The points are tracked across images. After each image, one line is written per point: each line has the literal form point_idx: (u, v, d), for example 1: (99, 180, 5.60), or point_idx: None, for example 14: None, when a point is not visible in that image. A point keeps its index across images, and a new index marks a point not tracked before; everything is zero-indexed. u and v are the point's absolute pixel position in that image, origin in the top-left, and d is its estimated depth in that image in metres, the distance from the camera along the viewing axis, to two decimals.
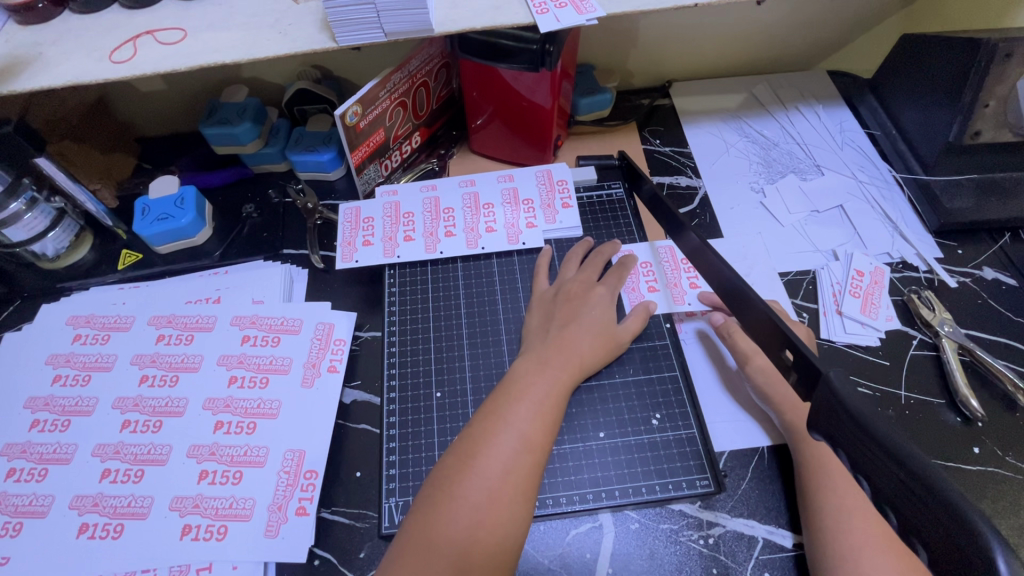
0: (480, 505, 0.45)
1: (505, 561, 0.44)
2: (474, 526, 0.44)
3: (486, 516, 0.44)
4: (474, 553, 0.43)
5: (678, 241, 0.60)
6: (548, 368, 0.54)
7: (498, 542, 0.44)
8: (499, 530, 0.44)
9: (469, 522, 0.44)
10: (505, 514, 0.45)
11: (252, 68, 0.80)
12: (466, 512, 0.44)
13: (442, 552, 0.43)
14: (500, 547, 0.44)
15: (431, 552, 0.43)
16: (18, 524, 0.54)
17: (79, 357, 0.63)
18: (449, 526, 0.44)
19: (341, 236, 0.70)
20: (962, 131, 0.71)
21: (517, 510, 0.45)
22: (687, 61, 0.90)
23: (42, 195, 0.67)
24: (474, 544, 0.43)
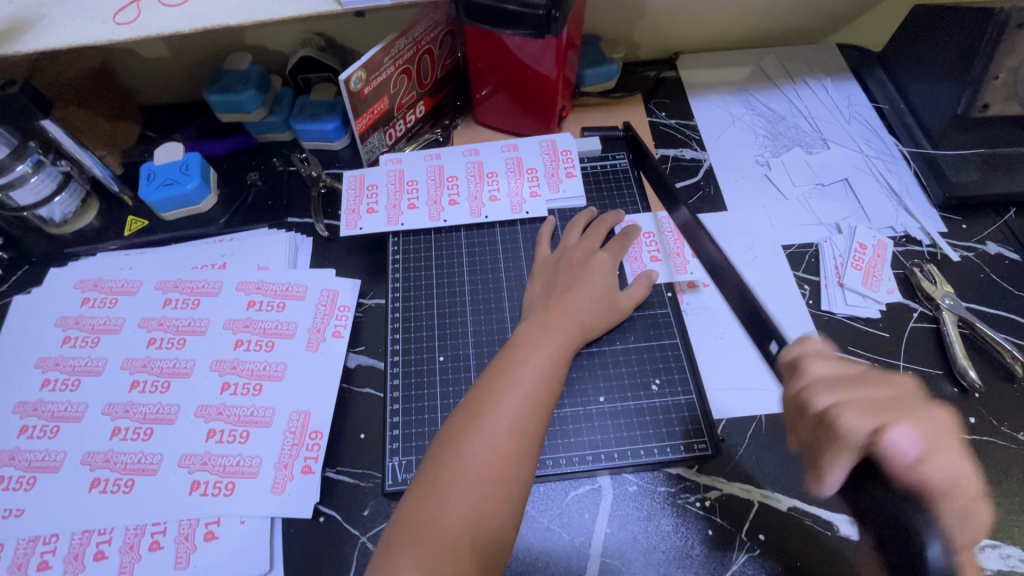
0: (488, 462, 0.46)
1: (510, 515, 0.45)
2: (481, 481, 0.45)
3: (493, 472, 0.45)
4: (481, 507, 0.44)
5: (676, 213, 0.62)
6: (551, 332, 0.55)
7: (504, 497, 0.45)
8: (505, 486, 0.45)
9: (478, 478, 0.45)
10: (512, 471, 0.46)
11: (255, 35, 0.79)
12: (474, 468, 0.45)
13: (451, 506, 0.44)
14: (506, 502, 0.45)
15: (441, 505, 0.44)
16: (32, 478, 0.55)
17: (88, 319, 0.64)
18: (458, 481, 0.45)
19: (346, 204, 0.70)
20: (971, 103, 0.70)
21: (523, 468, 0.46)
22: (694, 32, 0.89)
23: (48, 159, 0.68)
24: (482, 499, 0.44)
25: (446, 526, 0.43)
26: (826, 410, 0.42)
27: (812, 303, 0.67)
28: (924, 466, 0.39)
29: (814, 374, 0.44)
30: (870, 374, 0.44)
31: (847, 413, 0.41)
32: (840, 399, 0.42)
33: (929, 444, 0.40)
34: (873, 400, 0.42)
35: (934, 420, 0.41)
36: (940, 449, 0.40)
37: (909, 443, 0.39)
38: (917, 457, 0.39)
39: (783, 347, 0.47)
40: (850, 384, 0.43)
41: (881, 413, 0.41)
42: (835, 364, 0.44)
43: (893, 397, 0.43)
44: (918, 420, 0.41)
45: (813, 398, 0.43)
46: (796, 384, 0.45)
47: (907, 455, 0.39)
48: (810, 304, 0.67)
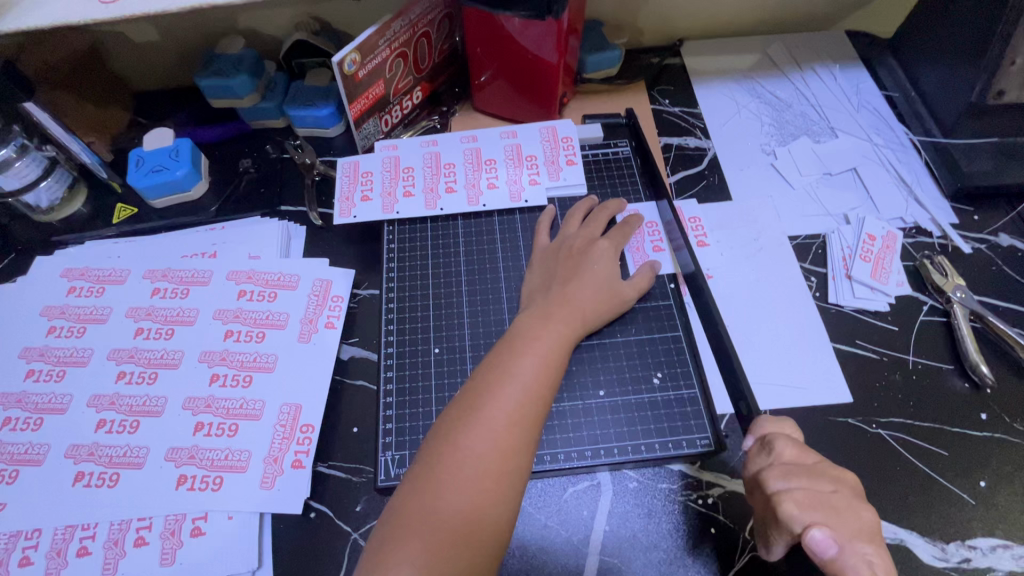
0: (486, 456, 0.44)
1: (509, 511, 0.44)
2: (478, 475, 0.43)
3: (490, 467, 0.44)
4: (478, 503, 0.43)
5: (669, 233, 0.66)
6: (551, 323, 0.53)
7: (502, 493, 0.43)
8: (504, 481, 0.44)
9: (475, 472, 0.43)
10: (511, 465, 0.44)
11: (248, 19, 0.77)
12: (471, 461, 0.44)
13: (447, 501, 0.42)
14: (505, 497, 0.44)
15: (437, 500, 0.42)
16: (15, 472, 0.53)
17: (73, 309, 0.63)
18: (455, 475, 0.43)
19: (340, 191, 0.68)
20: (984, 91, 0.68)
21: (521, 462, 0.45)
22: (699, 18, 0.86)
23: (33, 143, 0.66)
24: (479, 494, 0.43)
25: (442, 523, 0.42)
26: (774, 493, 0.45)
27: (819, 296, 0.65)
28: (840, 564, 0.41)
29: (779, 455, 0.47)
30: (822, 467, 0.46)
31: (788, 500, 0.44)
32: (790, 486, 0.45)
33: (849, 541, 0.42)
34: (815, 491, 0.45)
35: (864, 520, 0.44)
36: (861, 548, 0.42)
37: (830, 542, 0.41)
38: (835, 556, 0.42)
39: (757, 423, 0.51)
40: (805, 474, 0.45)
41: (822, 510, 0.43)
42: (798, 452, 0.47)
43: (837, 492, 0.45)
44: (847, 518, 0.43)
45: (767, 479, 0.46)
46: (759, 462, 0.48)
47: (826, 551, 0.42)
48: (817, 297, 0.65)
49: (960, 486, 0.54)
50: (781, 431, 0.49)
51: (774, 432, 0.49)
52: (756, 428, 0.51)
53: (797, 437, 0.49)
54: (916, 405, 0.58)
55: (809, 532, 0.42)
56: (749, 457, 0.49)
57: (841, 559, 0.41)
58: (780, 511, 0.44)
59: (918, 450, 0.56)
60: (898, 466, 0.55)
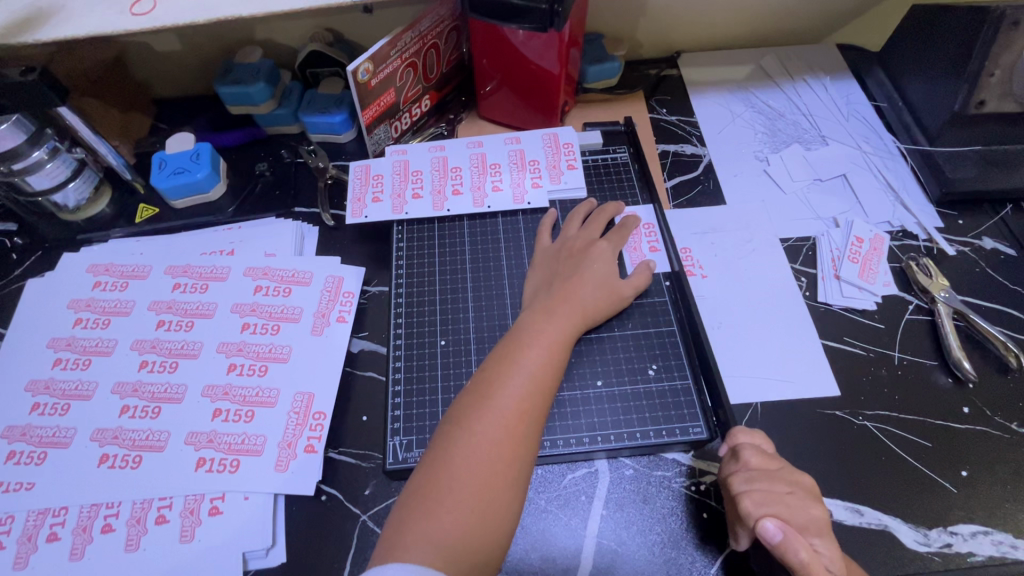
0: (497, 440, 0.47)
1: (520, 491, 0.47)
2: (491, 458, 0.46)
3: (502, 451, 0.47)
4: (491, 484, 0.45)
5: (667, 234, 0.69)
6: (554, 316, 0.56)
7: (514, 474, 0.46)
8: (515, 463, 0.47)
9: (487, 455, 0.46)
10: (520, 450, 0.47)
11: (266, 30, 0.81)
12: (484, 446, 0.46)
13: (463, 484, 0.45)
14: (516, 479, 0.46)
15: (452, 481, 0.45)
16: (43, 453, 0.56)
17: (99, 302, 0.66)
18: (469, 458, 0.46)
19: (351, 193, 0.72)
20: (967, 101, 0.71)
21: (530, 447, 0.48)
22: (696, 31, 0.90)
23: (63, 146, 0.69)
24: (492, 476, 0.46)
25: (458, 504, 0.44)
26: (735, 493, 0.48)
27: (809, 295, 0.68)
28: (786, 548, 0.44)
29: (746, 462, 0.50)
30: (781, 472, 0.50)
31: (746, 498, 0.47)
32: (751, 487, 0.48)
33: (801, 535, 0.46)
34: (774, 493, 0.48)
35: (814, 516, 0.47)
36: (808, 540, 0.46)
37: (778, 529, 0.45)
38: (782, 541, 0.44)
39: (732, 433, 0.53)
40: (768, 478, 0.48)
41: (773, 505, 0.47)
42: (763, 458, 0.50)
43: (793, 493, 0.48)
44: (798, 513, 0.47)
45: (732, 480, 0.49)
46: (728, 468, 0.51)
47: (774, 537, 0.45)
48: (807, 296, 0.68)
49: (942, 475, 0.56)
50: (752, 441, 0.52)
51: (748, 441, 0.52)
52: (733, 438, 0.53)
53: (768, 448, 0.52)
54: (900, 398, 0.61)
55: (760, 522, 0.46)
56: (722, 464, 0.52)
57: (789, 546, 0.44)
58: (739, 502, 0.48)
59: (901, 441, 0.58)
60: (882, 457, 0.57)
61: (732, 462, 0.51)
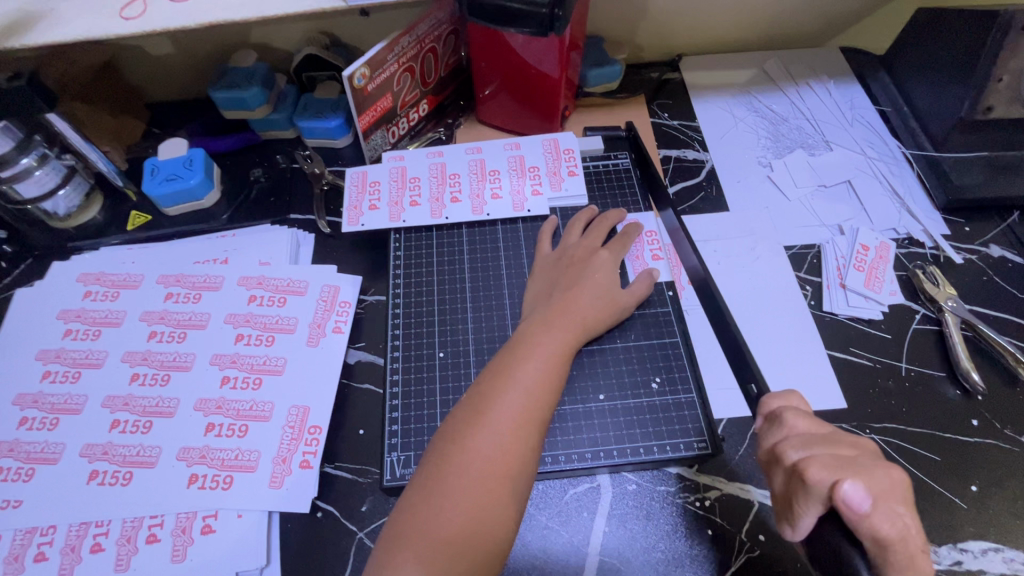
0: (492, 457, 0.45)
1: (515, 511, 0.45)
2: (485, 476, 0.45)
3: (496, 468, 0.45)
4: (484, 504, 0.44)
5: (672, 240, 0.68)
6: (553, 329, 0.55)
7: (509, 493, 0.45)
8: (510, 481, 0.45)
9: (481, 474, 0.45)
10: (516, 468, 0.46)
11: (261, 33, 0.80)
12: (478, 463, 0.45)
13: (456, 503, 0.44)
14: (510, 498, 0.45)
15: (444, 499, 0.44)
16: (31, 470, 0.55)
17: (89, 312, 0.64)
18: (462, 476, 0.45)
19: (348, 200, 0.70)
20: (974, 106, 0.71)
21: (526, 465, 0.46)
22: (698, 34, 0.89)
23: (52, 152, 0.68)
24: (486, 495, 0.44)
25: (450, 524, 0.43)
26: (794, 461, 0.42)
27: (814, 304, 0.67)
28: (875, 520, 0.37)
29: (792, 427, 0.45)
30: (839, 436, 0.44)
31: (813, 463, 0.40)
32: (809, 452, 0.42)
33: (883, 498, 0.38)
34: (838, 456, 0.41)
35: (897, 479, 0.40)
36: (893, 507, 0.38)
37: (865, 495, 0.37)
38: (869, 512, 0.37)
39: (765, 400, 0.49)
40: (823, 441, 0.42)
41: (843, 469, 0.39)
42: (811, 423, 0.45)
43: (860, 456, 0.41)
44: (878, 479, 0.39)
45: (785, 449, 0.43)
46: (774, 436, 0.45)
47: (860, 506, 0.37)
48: (812, 305, 0.67)
49: (951, 490, 0.55)
50: (787, 405, 0.47)
51: (784, 407, 0.48)
52: (766, 406, 0.49)
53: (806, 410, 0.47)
54: (908, 411, 0.60)
55: (840, 485, 0.38)
56: (762, 435, 0.47)
57: (876, 515, 0.37)
58: (806, 476, 0.40)
59: (909, 455, 0.57)
60: None
61: (773, 428, 0.46)
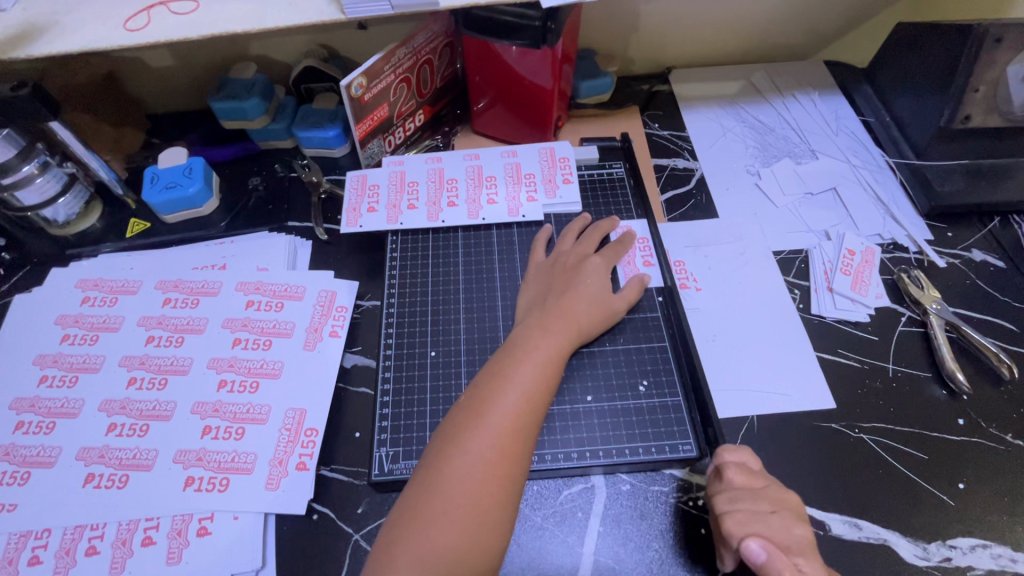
0: (490, 458, 0.46)
1: (513, 511, 0.46)
2: (483, 478, 0.45)
3: (494, 469, 0.46)
4: (483, 504, 0.45)
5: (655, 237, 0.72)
6: (548, 333, 0.56)
7: (507, 493, 0.46)
8: (508, 482, 0.46)
9: (479, 474, 0.45)
10: (513, 468, 0.46)
11: (261, 46, 0.82)
12: (477, 464, 0.46)
13: (454, 504, 0.44)
14: (508, 498, 0.46)
15: (444, 500, 0.44)
16: (26, 473, 0.55)
17: (87, 318, 0.65)
18: (462, 477, 0.45)
19: (347, 202, 0.72)
20: (953, 116, 0.73)
21: (522, 465, 0.47)
22: (688, 47, 0.92)
23: (54, 160, 0.68)
24: (484, 496, 0.45)
25: (449, 524, 0.43)
26: (718, 513, 0.48)
27: (802, 307, 0.68)
28: (769, 571, 0.43)
29: (729, 481, 0.50)
30: (767, 491, 0.49)
31: (729, 519, 0.47)
32: (735, 507, 0.48)
33: (785, 553, 0.45)
34: (757, 511, 0.47)
35: (798, 536, 0.46)
36: (793, 560, 0.45)
37: (763, 549, 0.44)
38: (766, 562, 0.43)
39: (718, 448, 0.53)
40: (750, 496, 0.48)
41: (752, 526, 0.46)
42: (747, 476, 0.50)
43: (776, 512, 0.48)
44: (781, 534, 0.46)
45: (716, 501, 0.49)
46: (713, 487, 0.51)
47: (759, 558, 0.44)
48: (800, 308, 0.68)
49: (939, 488, 0.56)
50: (738, 459, 0.51)
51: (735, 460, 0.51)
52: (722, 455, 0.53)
53: (755, 464, 0.52)
54: (896, 412, 0.61)
55: (744, 543, 0.45)
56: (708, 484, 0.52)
57: (772, 568, 0.43)
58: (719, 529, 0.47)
59: (898, 454, 0.58)
60: (879, 470, 0.57)
61: (717, 481, 0.51)
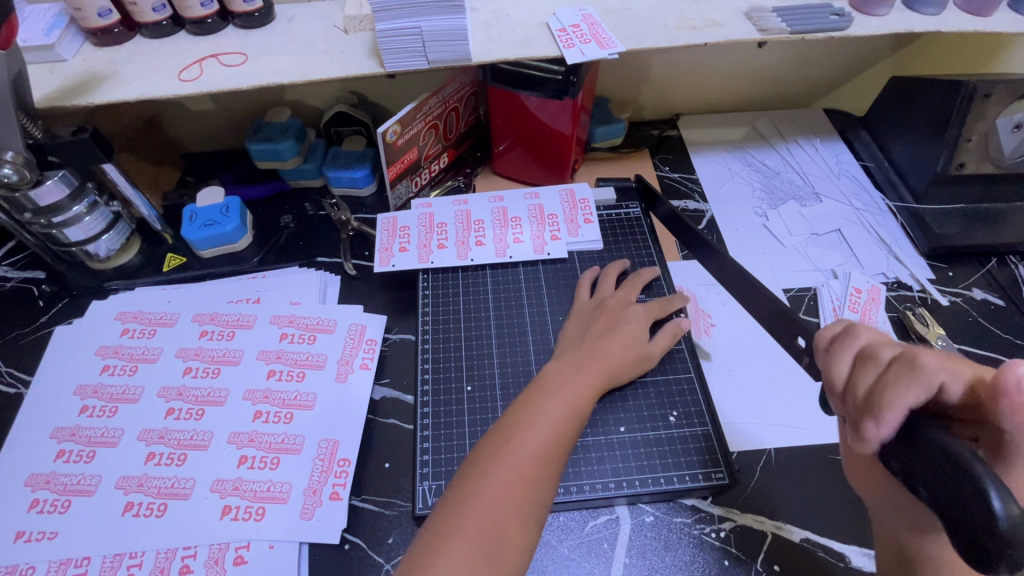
0: (512, 482, 0.46)
1: (528, 539, 0.46)
2: (503, 500, 0.45)
3: (514, 494, 0.46)
4: (501, 527, 0.44)
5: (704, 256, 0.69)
6: (582, 372, 0.58)
7: (524, 520, 0.46)
8: (526, 507, 0.46)
9: (499, 498, 0.45)
10: (533, 495, 0.47)
11: (295, 92, 0.87)
12: (499, 487, 0.46)
13: (473, 523, 0.44)
14: (525, 524, 0.46)
15: (463, 519, 0.44)
16: (66, 502, 0.56)
17: (126, 349, 0.67)
18: (484, 498, 0.45)
19: (380, 243, 0.75)
20: (948, 162, 0.77)
21: (542, 492, 0.47)
22: (695, 96, 0.97)
23: (102, 199, 0.73)
24: (502, 519, 0.45)
25: (465, 544, 0.43)
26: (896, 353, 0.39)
27: None
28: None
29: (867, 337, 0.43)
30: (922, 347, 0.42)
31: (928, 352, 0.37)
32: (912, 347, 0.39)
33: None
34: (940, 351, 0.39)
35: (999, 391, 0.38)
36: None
37: None
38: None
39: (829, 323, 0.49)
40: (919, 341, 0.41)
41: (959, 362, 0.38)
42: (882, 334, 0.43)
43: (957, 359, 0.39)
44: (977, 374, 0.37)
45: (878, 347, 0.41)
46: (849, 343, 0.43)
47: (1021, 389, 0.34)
48: None
49: None
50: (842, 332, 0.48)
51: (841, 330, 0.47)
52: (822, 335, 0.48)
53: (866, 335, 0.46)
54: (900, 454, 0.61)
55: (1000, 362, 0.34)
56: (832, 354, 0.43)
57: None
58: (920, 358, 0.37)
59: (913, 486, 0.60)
60: None
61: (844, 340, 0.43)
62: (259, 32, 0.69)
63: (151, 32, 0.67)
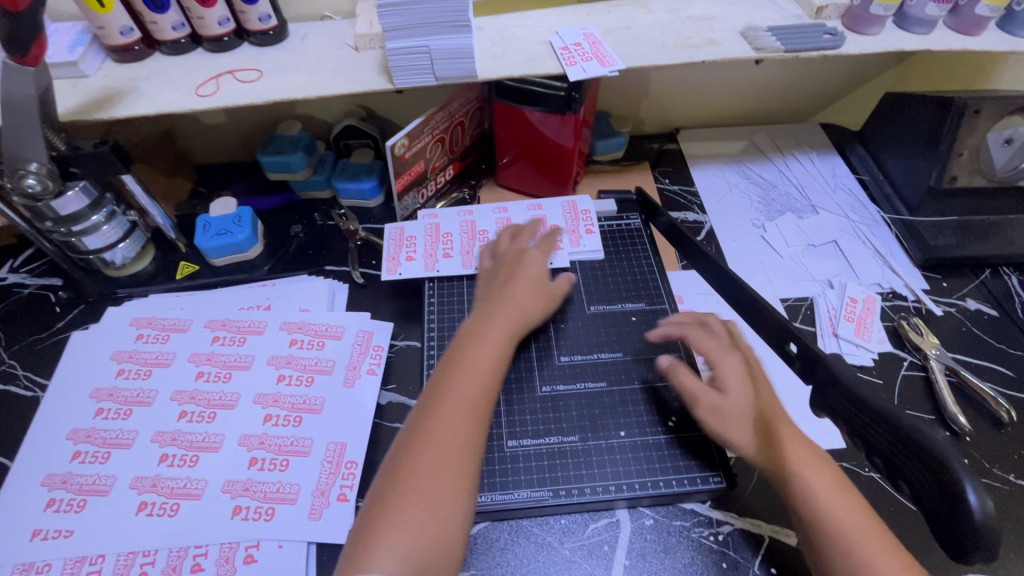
0: (445, 441, 0.48)
1: (469, 486, 0.48)
2: (439, 458, 0.47)
3: (447, 449, 0.48)
4: (442, 486, 0.46)
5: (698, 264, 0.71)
6: (494, 318, 0.60)
7: (462, 471, 0.48)
8: (462, 462, 0.48)
9: (436, 457, 0.47)
10: (467, 449, 0.48)
11: (306, 106, 0.90)
12: (435, 448, 0.47)
13: (414, 487, 0.45)
14: (465, 477, 0.48)
15: (406, 485, 0.45)
16: (82, 501, 0.58)
17: (141, 354, 0.69)
18: (423, 461, 0.47)
19: (387, 252, 0.78)
20: (941, 176, 0.79)
21: (474, 445, 0.49)
22: (694, 111, 1.00)
23: (119, 208, 0.75)
24: (441, 476, 0.46)
25: (411, 509, 0.44)
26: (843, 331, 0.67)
27: None
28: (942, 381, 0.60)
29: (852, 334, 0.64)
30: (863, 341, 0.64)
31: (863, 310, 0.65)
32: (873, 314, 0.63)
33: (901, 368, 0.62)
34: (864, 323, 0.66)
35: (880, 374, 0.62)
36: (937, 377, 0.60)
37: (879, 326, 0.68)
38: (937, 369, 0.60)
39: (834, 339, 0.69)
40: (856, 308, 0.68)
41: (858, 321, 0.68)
42: None
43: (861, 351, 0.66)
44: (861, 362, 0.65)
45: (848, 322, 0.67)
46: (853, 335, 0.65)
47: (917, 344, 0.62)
48: None
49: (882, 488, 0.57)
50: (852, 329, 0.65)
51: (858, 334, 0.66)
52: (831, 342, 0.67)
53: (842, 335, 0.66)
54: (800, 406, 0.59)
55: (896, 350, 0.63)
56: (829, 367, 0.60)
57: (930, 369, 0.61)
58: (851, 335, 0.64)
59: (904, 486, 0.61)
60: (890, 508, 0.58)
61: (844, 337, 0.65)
62: (273, 49, 0.72)
63: (170, 49, 0.70)
